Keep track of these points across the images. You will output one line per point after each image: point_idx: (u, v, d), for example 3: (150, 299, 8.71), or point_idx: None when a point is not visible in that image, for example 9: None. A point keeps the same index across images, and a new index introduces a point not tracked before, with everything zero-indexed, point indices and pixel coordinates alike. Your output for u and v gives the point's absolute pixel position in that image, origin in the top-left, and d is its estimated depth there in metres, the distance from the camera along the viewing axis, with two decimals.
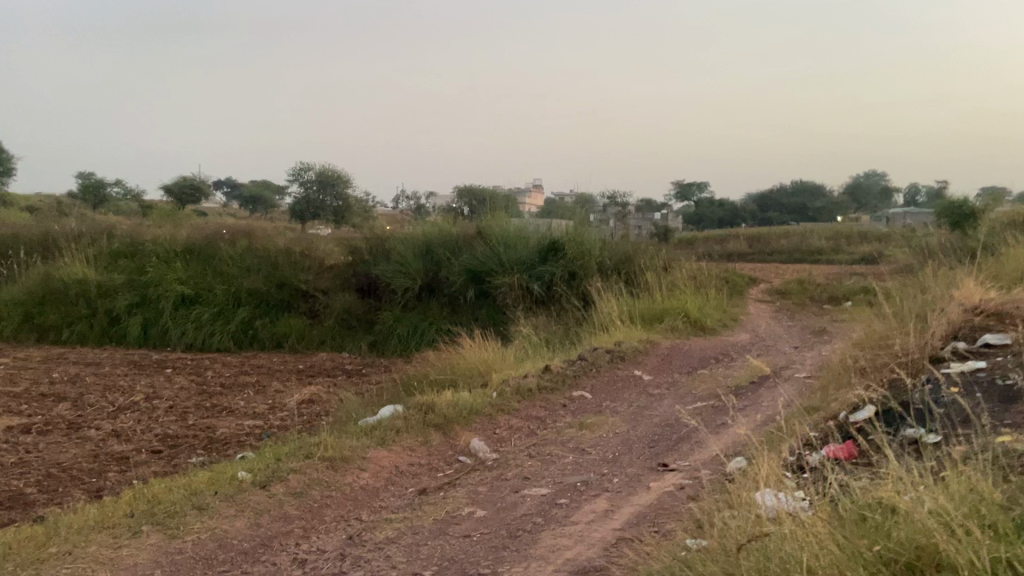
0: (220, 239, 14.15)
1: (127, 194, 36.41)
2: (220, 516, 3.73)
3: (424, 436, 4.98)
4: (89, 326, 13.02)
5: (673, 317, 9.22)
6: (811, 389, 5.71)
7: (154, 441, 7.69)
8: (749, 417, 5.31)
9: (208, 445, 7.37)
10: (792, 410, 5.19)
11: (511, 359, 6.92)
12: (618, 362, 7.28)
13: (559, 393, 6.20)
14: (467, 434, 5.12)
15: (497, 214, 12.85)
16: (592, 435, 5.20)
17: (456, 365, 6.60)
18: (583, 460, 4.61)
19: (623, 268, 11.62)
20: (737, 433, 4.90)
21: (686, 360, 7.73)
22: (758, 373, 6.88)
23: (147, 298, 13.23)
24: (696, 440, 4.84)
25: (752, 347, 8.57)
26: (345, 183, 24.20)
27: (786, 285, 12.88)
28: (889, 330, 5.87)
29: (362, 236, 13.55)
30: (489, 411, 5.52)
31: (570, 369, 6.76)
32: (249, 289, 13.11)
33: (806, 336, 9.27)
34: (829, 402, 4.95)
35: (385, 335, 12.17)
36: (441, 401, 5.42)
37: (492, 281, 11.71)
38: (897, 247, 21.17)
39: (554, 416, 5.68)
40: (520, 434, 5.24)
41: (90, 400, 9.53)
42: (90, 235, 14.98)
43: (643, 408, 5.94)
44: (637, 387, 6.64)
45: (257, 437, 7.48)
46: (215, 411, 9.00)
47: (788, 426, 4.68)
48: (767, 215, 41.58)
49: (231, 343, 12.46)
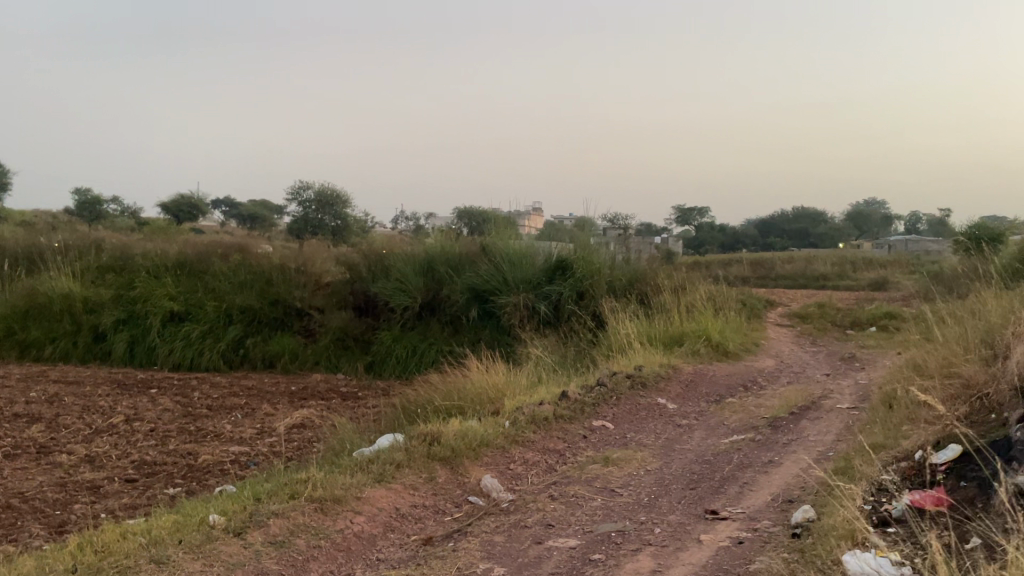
0: (213, 255, 13.54)
1: (124, 211, 35.92)
2: (183, 571, 3.07)
3: (428, 471, 4.32)
4: (73, 342, 12.36)
5: (693, 340, 8.58)
6: (865, 423, 5.07)
7: (130, 470, 7.03)
8: (798, 454, 4.67)
9: (189, 475, 6.71)
10: (849, 447, 4.56)
11: (523, 384, 6.27)
12: (639, 389, 6.63)
13: (577, 423, 5.54)
14: (478, 469, 4.47)
15: (501, 231, 12.28)
16: (621, 472, 4.54)
17: (462, 391, 5.94)
18: (615, 504, 3.96)
19: (635, 288, 11.05)
20: (790, 474, 4.26)
21: (712, 388, 7.07)
22: (796, 404, 6.23)
23: (135, 315, 12.58)
24: (744, 481, 4.19)
25: (781, 374, 7.93)
26: (345, 203, 23.73)
27: (805, 309, 12.26)
28: (952, 358, 5.25)
29: (360, 253, 12.92)
30: (501, 442, 4.86)
31: (589, 396, 6.10)
32: (241, 306, 12.47)
33: (835, 363, 8.62)
34: (897, 437, 4.32)
35: (383, 356, 11.52)
36: (448, 431, 4.75)
37: (496, 300, 11.12)
38: (907, 276, 20.53)
39: (574, 449, 5.02)
40: (538, 471, 4.59)
41: (66, 422, 8.85)
42: (78, 249, 14.36)
43: (673, 442, 5.28)
44: (663, 417, 5.98)
45: (242, 466, 6.81)
46: (199, 436, 8.33)
47: (853, 467, 4.04)
48: (767, 241, 40.99)
49: (221, 362, 11.80)
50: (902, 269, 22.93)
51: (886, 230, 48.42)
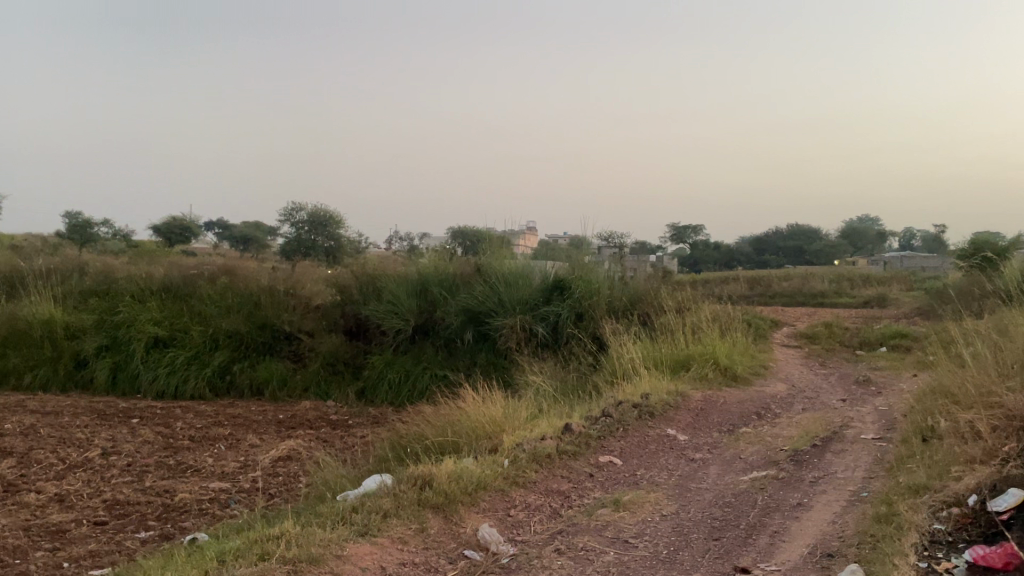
0: (200, 278, 13.08)
1: (116, 234, 35.36)
2: None
3: (419, 521, 3.86)
4: (53, 370, 11.86)
5: (700, 364, 8.13)
6: (899, 458, 4.63)
7: (101, 510, 6.53)
8: (830, 496, 4.22)
9: (164, 517, 6.22)
10: (887, 487, 4.11)
11: (523, 416, 5.81)
12: (647, 418, 6.17)
13: (583, 459, 5.08)
14: (474, 518, 4.01)
15: (497, 251, 11.87)
16: (634, 518, 4.08)
17: (457, 424, 5.47)
18: (630, 558, 3.51)
19: (635, 308, 10.61)
20: (823, 521, 3.81)
21: (724, 416, 6.60)
22: (817, 434, 5.76)
23: (117, 341, 12.09)
24: (774, 530, 3.73)
25: (794, 399, 7.48)
26: (338, 223, 23.35)
27: (812, 328, 11.80)
28: (990, 385, 4.81)
29: (351, 273, 12.47)
30: (500, 484, 4.40)
31: (593, 429, 5.64)
32: (227, 330, 11.98)
33: (850, 387, 8.16)
34: (942, 477, 3.88)
35: (374, 381, 11.04)
36: (442, 472, 4.28)
37: (492, 322, 10.69)
38: (911, 293, 20.09)
39: (580, 490, 4.56)
40: (541, 517, 4.13)
41: (39, 457, 8.34)
42: (61, 273, 13.86)
43: (688, 479, 4.83)
44: (674, 450, 5.52)
45: (221, 506, 6.32)
46: (178, 471, 7.84)
47: (898, 512, 3.60)
48: (764, 259, 40.60)
49: (206, 390, 11.30)
50: (902, 287, 22.54)
51: (880, 246, 48.16)
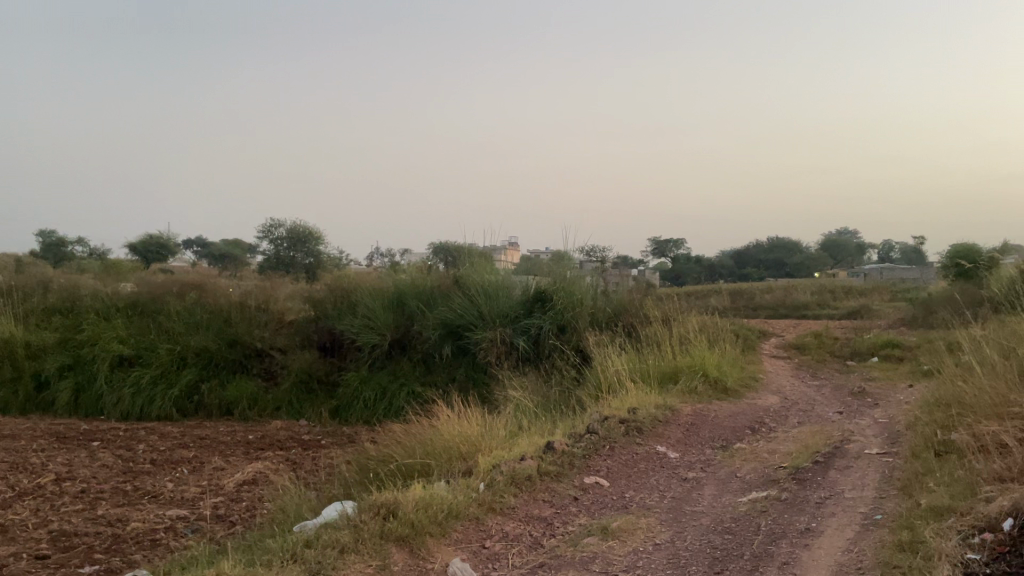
0: (168, 294, 12.53)
1: (91, 254, 34.45)
2: None
3: (379, 557, 3.39)
4: (12, 391, 11.25)
5: (689, 376, 7.72)
6: (913, 475, 4.22)
7: (46, 543, 5.99)
8: (840, 520, 3.80)
9: (113, 549, 5.70)
10: (904, 509, 3.69)
11: (503, 436, 5.34)
12: (635, 435, 5.74)
13: (567, 482, 4.63)
14: (444, 552, 3.55)
15: (477, 262, 11.44)
16: (624, 548, 3.64)
17: (429, 444, 5.00)
18: None
19: (618, 320, 10.20)
20: (836, 549, 3.38)
21: (717, 431, 6.18)
22: (816, 449, 5.36)
23: (80, 360, 11.51)
24: (782, 561, 3.30)
25: (789, 412, 7.08)
26: (318, 240, 22.90)
27: (800, 339, 11.42)
28: (1007, 395, 4.41)
29: (325, 287, 11.97)
30: (474, 512, 3.95)
31: (576, 447, 5.19)
32: (195, 348, 11.43)
33: (844, 398, 7.77)
34: (968, 498, 3.47)
35: (349, 399, 10.53)
36: (410, 499, 3.82)
37: (471, 336, 10.24)
38: (894, 304, 19.79)
39: (564, 516, 4.11)
40: (521, 548, 3.69)
41: None
42: (23, 289, 13.24)
43: (682, 502, 4.40)
44: (666, 469, 5.09)
45: (178, 537, 5.82)
46: (135, 498, 7.30)
47: (923, 539, 3.18)
48: (745, 271, 40.41)
49: (172, 410, 10.75)
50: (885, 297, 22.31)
51: (858, 258, 48.16)
